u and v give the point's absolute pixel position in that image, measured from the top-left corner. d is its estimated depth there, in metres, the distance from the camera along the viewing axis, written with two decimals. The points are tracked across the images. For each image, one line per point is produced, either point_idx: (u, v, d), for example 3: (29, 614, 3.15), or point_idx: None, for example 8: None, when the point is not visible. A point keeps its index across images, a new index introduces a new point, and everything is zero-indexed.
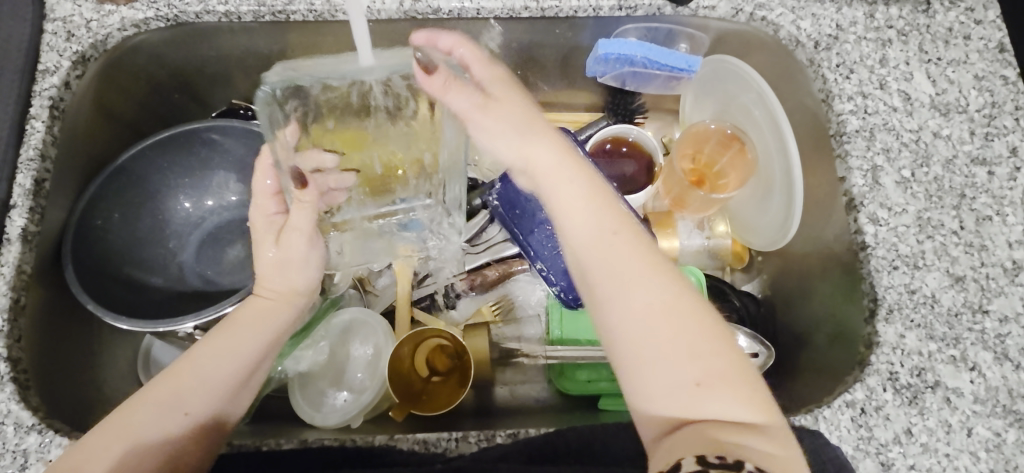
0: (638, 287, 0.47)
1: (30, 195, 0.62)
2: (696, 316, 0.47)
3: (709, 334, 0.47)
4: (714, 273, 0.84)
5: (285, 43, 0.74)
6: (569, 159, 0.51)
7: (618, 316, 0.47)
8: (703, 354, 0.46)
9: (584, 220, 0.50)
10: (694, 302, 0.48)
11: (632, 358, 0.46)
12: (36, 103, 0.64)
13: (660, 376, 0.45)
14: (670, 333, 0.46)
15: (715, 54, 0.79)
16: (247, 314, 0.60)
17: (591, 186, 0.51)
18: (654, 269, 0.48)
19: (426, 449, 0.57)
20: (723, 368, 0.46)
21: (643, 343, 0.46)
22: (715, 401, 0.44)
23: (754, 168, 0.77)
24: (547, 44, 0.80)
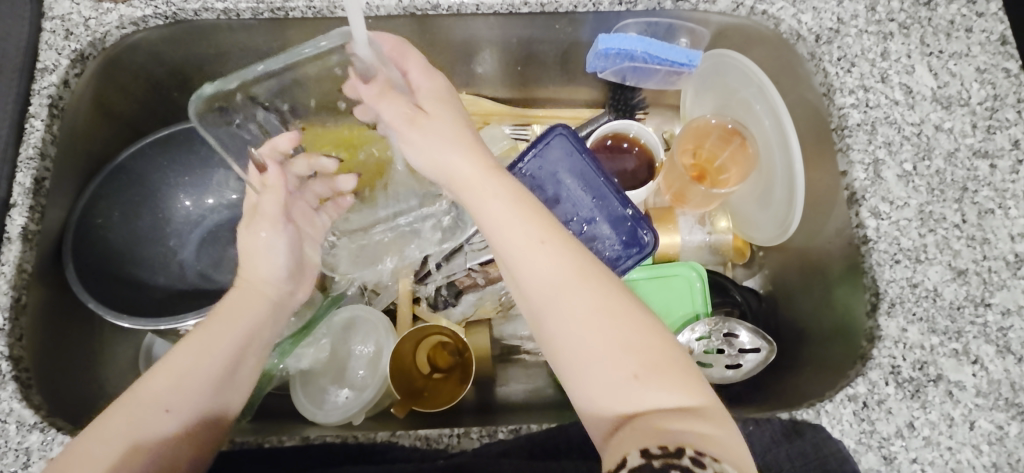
0: (570, 290, 0.48)
1: (31, 194, 0.62)
2: (628, 311, 0.47)
3: (643, 326, 0.47)
4: (716, 269, 0.84)
5: (284, 40, 0.74)
6: (489, 169, 0.52)
7: (555, 322, 0.48)
8: (639, 348, 0.46)
9: (510, 228, 0.50)
10: (622, 296, 0.48)
11: (572, 363, 0.47)
12: (35, 102, 0.64)
13: (600, 376, 0.46)
14: (604, 332, 0.46)
15: (715, 48, 0.79)
16: (229, 308, 0.59)
17: (512, 192, 0.51)
18: (586, 269, 0.49)
19: (428, 445, 0.57)
20: (660, 358, 0.46)
21: (576, 344, 0.47)
22: (656, 392, 0.45)
23: (755, 164, 0.77)
24: (547, 40, 0.80)
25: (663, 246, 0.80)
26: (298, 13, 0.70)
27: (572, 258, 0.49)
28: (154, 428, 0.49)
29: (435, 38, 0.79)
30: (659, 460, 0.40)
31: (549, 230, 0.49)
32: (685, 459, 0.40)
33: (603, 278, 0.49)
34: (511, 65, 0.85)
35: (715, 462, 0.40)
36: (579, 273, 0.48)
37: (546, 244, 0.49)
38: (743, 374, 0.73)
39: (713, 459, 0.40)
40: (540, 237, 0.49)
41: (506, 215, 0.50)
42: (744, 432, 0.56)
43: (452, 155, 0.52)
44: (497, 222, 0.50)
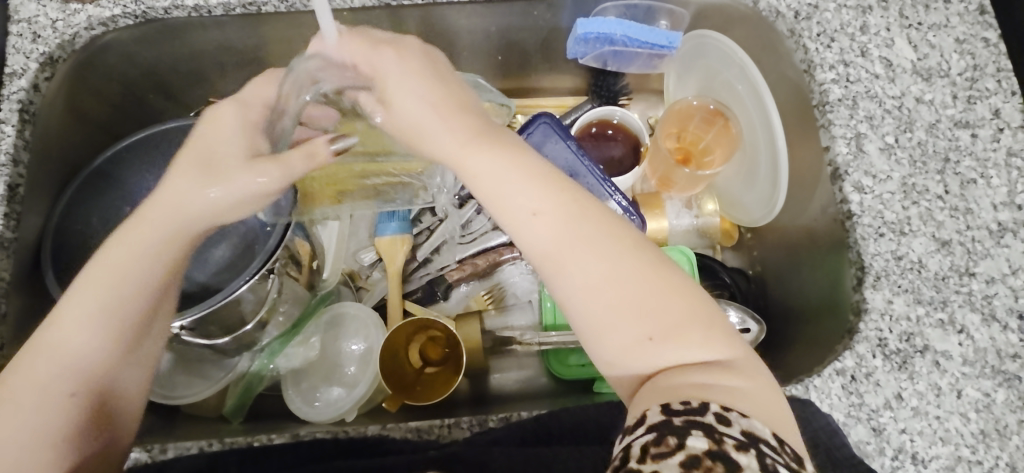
0: (573, 258, 0.45)
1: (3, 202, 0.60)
2: (636, 270, 0.45)
3: (655, 282, 0.45)
4: (706, 253, 0.84)
5: (259, 36, 0.73)
6: (473, 138, 0.48)
7: (563, 294, 0.46)
8: (652, 308, 0.44)
9: (503, 203, 0.47)
10: (630, 253, 0.45)
11: (585, 332, 0.45)
12: (5, 107, 0.62)
13: (615, 341, 0.44)
14: (614, 297, 0.44)
15: (696, 30, 0.78)
16: (124, 257, 0.47)
17: (501, 160, 0.47)
18: (588, 232, 0.45)
19: (418, 437, 0.57)
20: (676, 313, 0.44)
21: (590, 314, 0.45)
22: (673, 349, 0.44)
23: (738, 143, 0.77)
24: (526, 27, 0.79)
25: (654, 231, 0.80)
26: (270, 8, 0.69)
27: (571, 223, 0.46)
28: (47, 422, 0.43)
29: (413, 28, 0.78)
30: (681, 417, 0.39)
31: (543, 199, 0.46)
32: (711, 416, 0.39)
33: (608, 238, 0.46)
34: (492, 55, 0.84)
35: (742, 417, 0.40)
36: (580, 238, 0.45)
37: (540, 217, 0.45)
38: None
39: (740, 415, 0.40)
40: (534, 209, 0.46)
41: (498, 189, 0.47)
42: None
43: (431, 127, 0.48)
44: (492, 197, 0.47)
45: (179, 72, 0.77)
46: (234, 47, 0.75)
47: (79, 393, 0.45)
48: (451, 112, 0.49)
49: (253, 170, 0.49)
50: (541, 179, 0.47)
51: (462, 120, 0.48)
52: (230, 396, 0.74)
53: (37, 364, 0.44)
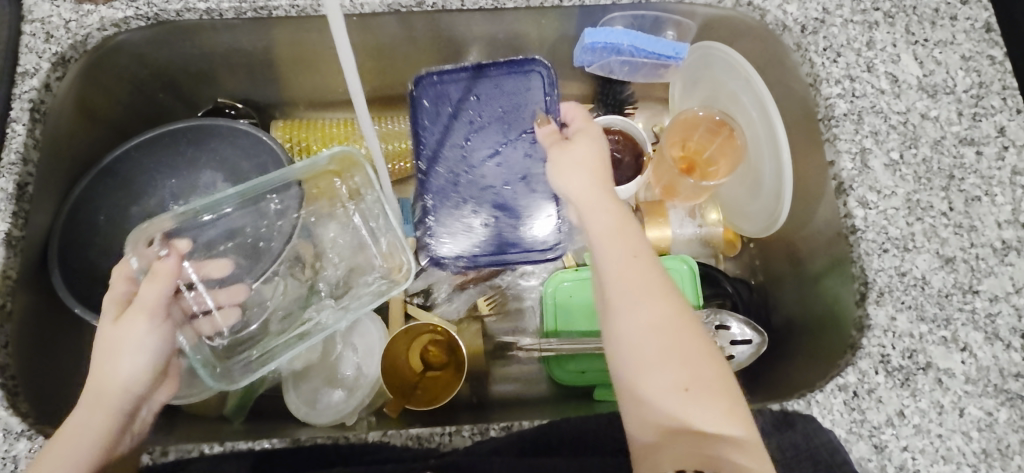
0: (649, 300, 0.53)
1: (12, 200, 0.61)
2: (688, 332, 0.52)
3: (697, 342, 0.52)
4: (708, 262, 0.84)
5: (270, 39, 0.75)
6: (602, 186, 0.61)
7: (621, 325, 0.53)
8: (696, 363, 0.51)
9: (598, 220, 0.59)
10: (688, 320, 0.53)
11: (627, 364, 0.52)
12: (16, 105, 0.63)
13: (661, 381, 0.50)
14: (671, 344, 0.51)
15: (702, 40, 0.78)
16: (59, 444, 0.50)
17: (623, 220, 0.58)
18: (662, 287, 0.54)
19: (419, 444, 0.56)
20: (711, 376, 0.51)
21: (641, 349, 0.52)
22: (702, 407, 0.49)
23: (743, 155, 0.77)
24: (534, 35, 0.80)
25: (655, 239, 0.80)
26: (281, 12, 0.70)
27: (659, 281, 0.55)
28: None
29: (422, 35, 0.79)
30: None
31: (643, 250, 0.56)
32: None
33: (678, 299, 0.54)
34: (499, 61, 0.84)
35: None
36: (660, 293, 0.54)
37: (639, 259, 0.56)
38: (736, 367, 0.73)
39: None
40: (635, 255, 0.56)
41: (616, 226, 0.58)
42: None
43: (588, 176, 0.62)
44: (605, 228, 0.58)
45: (188, 73, 0.77)
46: (244, 50, 0.76)
47: None
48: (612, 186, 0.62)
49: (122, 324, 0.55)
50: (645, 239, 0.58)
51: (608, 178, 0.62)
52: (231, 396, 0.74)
53: None
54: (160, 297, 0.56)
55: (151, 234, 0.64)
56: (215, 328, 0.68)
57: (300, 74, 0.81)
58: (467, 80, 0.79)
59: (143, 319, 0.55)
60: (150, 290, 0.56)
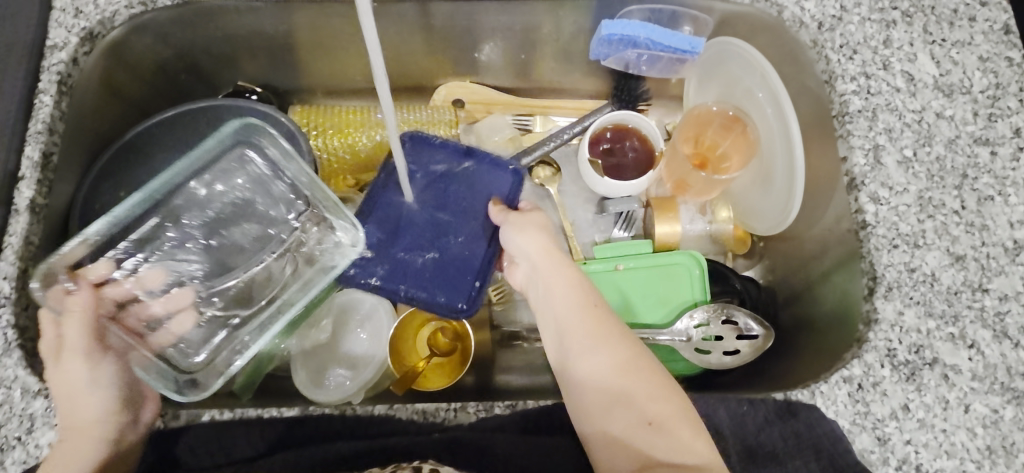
0: (607, 345, 0.57)
1: (37, 168, 0.62)
2: (647, 370, 0.55)
3: (658, 379, 0.55)
4: (716, 259, 0.84)
5: (291, 23, 0.76)
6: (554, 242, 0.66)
7: (584, 372, 0.56)
8: (658, 398, 0.53)
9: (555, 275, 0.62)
10: (647, 359, 0.57)
11: (595, 409, 0.54)
12: (44, 77, 0.65)
13: (627, 420, 0.53)
14: (629, 383, 0.54)
15: (719, 36, 0.78)
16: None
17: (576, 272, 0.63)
18: (618, 332, 0.58)
19: (424, 419, 0.57)
20: (673, 408, 0.53)
21: (605, 391, 0.55)
22: (667, 440, 0.51)
23: (756, 150, 0.77)
24: (551, 28, 0.81)
25: (666, 235, 0.81)
26: None
27: (614, 325, 0.59)
28: None
29: (440, 24, 0.80)
30: None
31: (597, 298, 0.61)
32: None
33: (630, 341, 0.58)
34: (515, 53, 0.85)
35: None
36: (613, 337, 0.58)
37: (594, 307, 0.60)
38: (741, 361, 0.73)
39: None
40: (590, 304, 0.60)
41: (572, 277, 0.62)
42: (738, 412, 0.56)
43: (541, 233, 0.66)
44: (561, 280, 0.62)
45: (210, 55, 0.79)
46: (266, 33, 0.77)
47: None
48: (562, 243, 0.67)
49: (66, 363, 0.55)
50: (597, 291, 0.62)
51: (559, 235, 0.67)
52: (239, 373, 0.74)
53: None
54: (81, 330, 0.55)
55: (56, 269, 0.56)
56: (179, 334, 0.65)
57: (319, 59, 0.83)
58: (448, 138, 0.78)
59: (81, 356, 0.55)
60: (70, 328, 0.55)
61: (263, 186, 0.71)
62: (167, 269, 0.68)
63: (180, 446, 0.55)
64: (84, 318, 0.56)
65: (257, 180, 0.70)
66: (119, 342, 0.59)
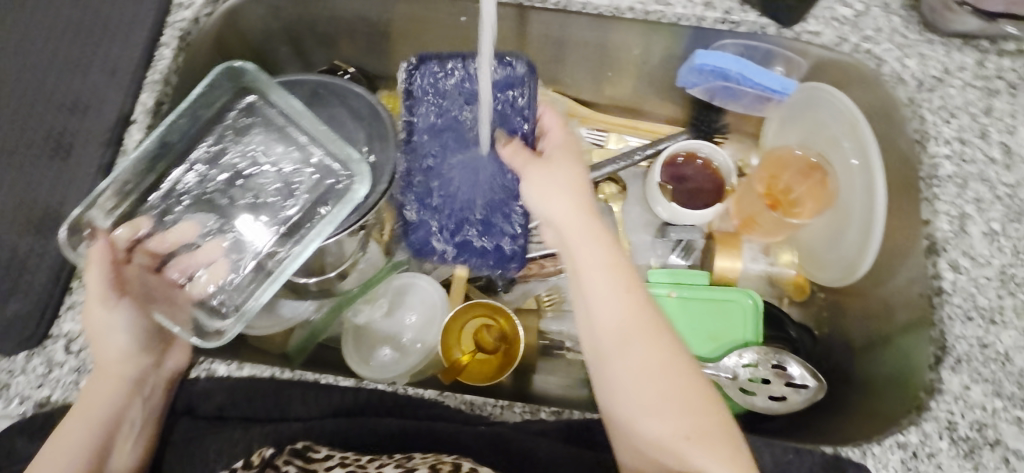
0: (645, 342, 0.56)
1: (150, 114, 0.65)
2: (685, 374, 0.55)
3: (696, 384, 0.55)
4: (772, 301, 0.84)
5: (395, 12, 0.80)
6: (588, 212, 0.60)
7: (620, 370, 0.56)
8: (695, 409, 0.54)
9: (590, 255, 0.59)
10: (685, 361, 0.56)
11: (628, 412, 0.55)
12: (168, 32, 0.69)
13: (663, 428, 0.53)
14: (665, 392, 0.54)
15: (811, 82, 0.77)
16: (77, 409, 0.53)
17: (611, 251, 0.59)
18: (656, 326, 0.57)
19: (470, 410, 0.58)
20: (710, 421, 0.53)
21: (641, 394, 0.55)
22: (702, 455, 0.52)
23: (833, 201, 0.76)
24: (643, 51, 0.81)
25: (725, 269, 0.81)
26: None
27: (651, 316, 0.57)
28: None
29: (535, 33, 0.82)
30: None
31: (633, 285, 0.58)
32: None
33: (668, 342, 0.56)
34: (602, 70, 0.87)
35: None
36: (651, 334, 0.56)
37: (631, 295, 0.57)
38: (788, 408, 0.73)
39: None
40: (627, 290, 0.58)
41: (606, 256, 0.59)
42: (784, 459, 0.56)
43: (569, 198, 0.60)
44: (597, 259, 0.58)
45: (314, 32, 0.83)
46: (369, 18, 0.81)
47: None
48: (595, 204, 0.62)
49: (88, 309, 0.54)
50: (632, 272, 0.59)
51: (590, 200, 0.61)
52: (294, 337, 0.78)
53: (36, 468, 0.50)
54: (98, 275, 0.54)
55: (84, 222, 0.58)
56: (218, 280, 0.62)
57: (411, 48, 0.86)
58: (456, 86, 0.74)
59: (97, 300, 0.54)
60: (89, 273, 0.54)
61: (281, 134, 0.68)
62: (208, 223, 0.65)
63: (236, 397, 0.56)
64: (106, 263, 0.54)
65: (273, 127, 0.68)
66: (148, 288, 0.59)
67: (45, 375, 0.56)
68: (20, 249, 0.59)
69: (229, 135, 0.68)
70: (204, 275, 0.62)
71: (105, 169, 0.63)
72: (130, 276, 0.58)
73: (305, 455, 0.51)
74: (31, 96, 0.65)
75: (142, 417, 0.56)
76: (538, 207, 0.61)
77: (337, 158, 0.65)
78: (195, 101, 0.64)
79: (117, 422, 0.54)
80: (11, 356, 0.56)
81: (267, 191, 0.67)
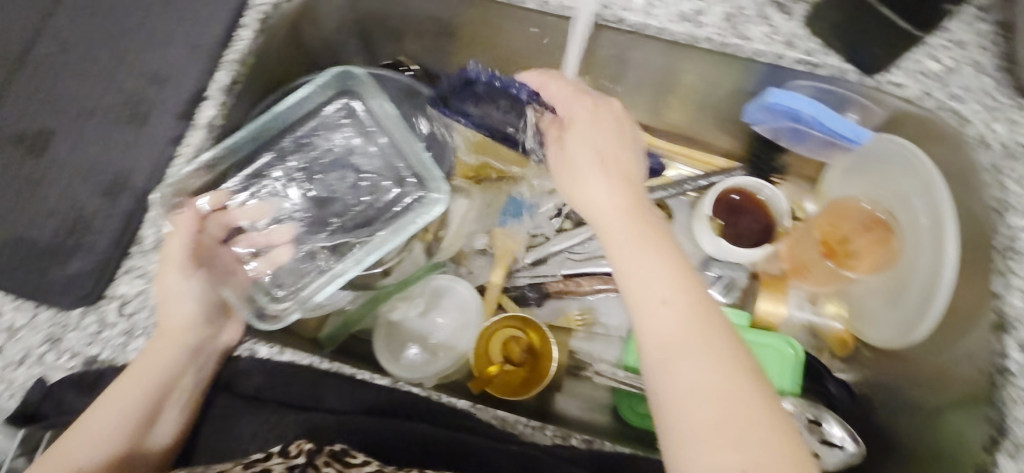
0: (691, 356, 0.48)
1: (224, 91, 0.67)
2: (742, 398, 0.46)
3: (755, 411, 0.46)
4: (811, 351, 0.82)
5: (469, 16, 0.80)
6: (625, 206, 0.56)
7: (664, 389, 0.48)
8: (756, 442, 0.45)
9: (627, 253, 0.53)
10: (746, 382, 0.47)
11: (675, 441, 0.47)
12: (250, 14, 0.70)
13: (718, 462, 0.45)
14: (723, 417, 0.46)
15: (886, 133, 0.74)
16: (136, 366, 0.54)
17: (651, 249, 0.53)
18: (706, 337, 0.49)
19: (502, 426, 0.58)
20: (774, 457, 0.44)
21: (691, 420, 0.46)
22: None
23: (892, 260, 0.73)
24: (713, 82, 0.80)
25: (767, 311, 0.81)
26: None
27: (698, 324, 0.49)
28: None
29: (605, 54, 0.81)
30: None
31: (677, 289, 0.51)
32: None
33: (730, 349, 0.49)
34: (666, 96, 0.85)
35: None
36: (699, 347, 0.48)
37: (673, 301, 0.50)
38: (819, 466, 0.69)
39: None
40: (666, 296, 0.51)
41: (644, 252, 0.53)
42: None
43: (601, 187, 0.57)
44: (635, 256, 0.53)
45: (385, 27, 0.84)
46: (441, 19, 0.81)
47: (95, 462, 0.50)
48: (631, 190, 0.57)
49: (165, 273, 0.56)
50: (678, 273, 0.52)
51: (627, 189, 0.57)
52: (328, 325, 0.77)
53: (87, 421, 0.51)
54: (178, 241, 0.57)
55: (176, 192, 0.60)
56: (276, 264, 0.64)
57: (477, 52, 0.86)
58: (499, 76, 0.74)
59: (177, 266, 0.56)
60: (170, 238, 0.57)
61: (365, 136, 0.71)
62: (277, 208, 0.68)
63: (274, 380, 0.57)
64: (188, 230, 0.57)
65: (358, 127, 0.71)
66: (218, 263, 0.61)
67: (95, 335, 0.57)
68: (87, 210, 0.61)
69: (317, 127, 0.70)
70: (262, 258, 0.64)
71: (175, 141, 0.64)
72: (204, 246, 0.59)
73: (342, 458, 0.49)
74: (113, 62, 0.67)
75: (191, 388, 0.57)
76: (575, 199, 0.58)
77: (417, 172, 0.69)
78: (304, 93, 0.68)
79: (169, 389, 0.55)
80: (65, 312, 0.58)
81: (341, 187, 0.70)
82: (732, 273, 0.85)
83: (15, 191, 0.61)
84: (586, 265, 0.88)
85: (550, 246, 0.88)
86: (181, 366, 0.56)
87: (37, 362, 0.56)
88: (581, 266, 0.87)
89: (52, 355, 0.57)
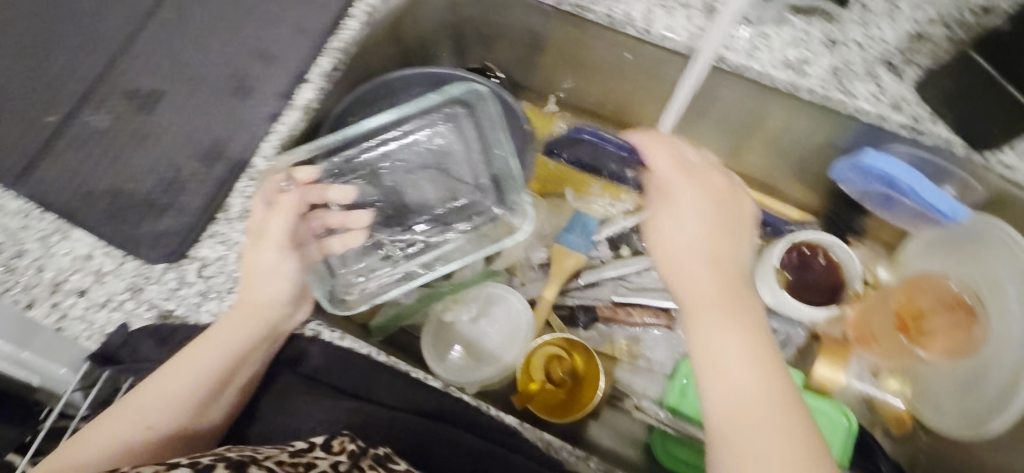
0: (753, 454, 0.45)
1: (324, 77, 0.69)
2: None
3: None
4: (863, 422, 0.80)
5: (566, 34, 0.80)
6: (710, 276, 0.53)
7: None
8: None
9: (701, 329, 0.51)
10: None
11: None
12: (358, 5, 0.72)
13: None
14: None
15: (986, 214, 0.69)
16: (214, 334, 0.56)
17: (729, 330, 0.50)
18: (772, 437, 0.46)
19: (546, 449, 0.58)
20: None
21: None
22: None
23: (972, 349, 0.69)
24: (804, 134, 0.78)
25: (824, 377, 0.79)
26: (594, 17, 0.74)
27: (765, 421, 0.46)
28: (138, 434, 0.52)
29: None
30: None
31: (749, 379, 0.48)
32: None
33: (794, 441, 0.46)
34: (750, 139, 0.84)
35: None
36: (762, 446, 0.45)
37: (742, 390, 0.48)
38: None
39: None
40: (735, 387, 0.48)
41: (719, 332, 0.50)
42: None
43: (687, 253, 0.54)
44: (708, 334, 0.50)
45: (479, 33, 0.85)
46: (537, 33, 0.82)
47: (158, 424, 0.53)
48: (722, 260, 0.54)
49: (259, 248, 0.58)
50: (755, 360, 0.49)
51: (716, 258, 0.54)
52: (379, 314, 0.77)
53: (158, 381, 0.54)
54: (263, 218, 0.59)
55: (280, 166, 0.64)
56: (349, 245, 0.69)
57: (566, 69, 0.87)
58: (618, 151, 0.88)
59: (275, 246, 0.58)
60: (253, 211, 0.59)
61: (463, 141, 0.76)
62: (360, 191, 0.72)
63: (333, 365, 0.58)
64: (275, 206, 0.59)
65: (458, 132, 0.76)
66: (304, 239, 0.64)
67: (173, 290, 0.60)
68: (183, 171, 0.64)
69: (424, 126, 0.76)
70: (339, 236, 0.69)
71: (273, 118, 0.67)
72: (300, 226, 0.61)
73: (385, 464, 0.48)
74: (226, 34, 0.70)
75: (258, 365, 0.58)
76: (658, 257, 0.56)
77: (499, 185, 0.75)
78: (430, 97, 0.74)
79: (238, 364, 0.56)
80: (149, 265, 0.61)
81: (426, 184, 0.76)
82: (790, 332, 0.81)
83: (122, 144, 0.65)
84: (639, 295, 0.85)
85: (608, 271, 0.86)
86: (252, 345, 0.57)
87: (117, 307, 0.59)
88: (637, 295, 0.85)
89: (132, 303, 0.60)
